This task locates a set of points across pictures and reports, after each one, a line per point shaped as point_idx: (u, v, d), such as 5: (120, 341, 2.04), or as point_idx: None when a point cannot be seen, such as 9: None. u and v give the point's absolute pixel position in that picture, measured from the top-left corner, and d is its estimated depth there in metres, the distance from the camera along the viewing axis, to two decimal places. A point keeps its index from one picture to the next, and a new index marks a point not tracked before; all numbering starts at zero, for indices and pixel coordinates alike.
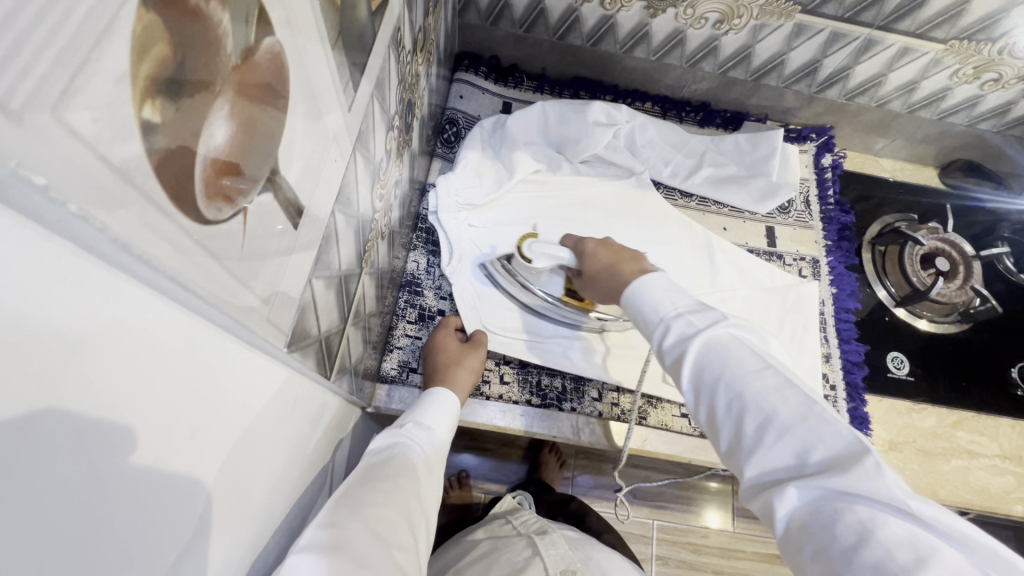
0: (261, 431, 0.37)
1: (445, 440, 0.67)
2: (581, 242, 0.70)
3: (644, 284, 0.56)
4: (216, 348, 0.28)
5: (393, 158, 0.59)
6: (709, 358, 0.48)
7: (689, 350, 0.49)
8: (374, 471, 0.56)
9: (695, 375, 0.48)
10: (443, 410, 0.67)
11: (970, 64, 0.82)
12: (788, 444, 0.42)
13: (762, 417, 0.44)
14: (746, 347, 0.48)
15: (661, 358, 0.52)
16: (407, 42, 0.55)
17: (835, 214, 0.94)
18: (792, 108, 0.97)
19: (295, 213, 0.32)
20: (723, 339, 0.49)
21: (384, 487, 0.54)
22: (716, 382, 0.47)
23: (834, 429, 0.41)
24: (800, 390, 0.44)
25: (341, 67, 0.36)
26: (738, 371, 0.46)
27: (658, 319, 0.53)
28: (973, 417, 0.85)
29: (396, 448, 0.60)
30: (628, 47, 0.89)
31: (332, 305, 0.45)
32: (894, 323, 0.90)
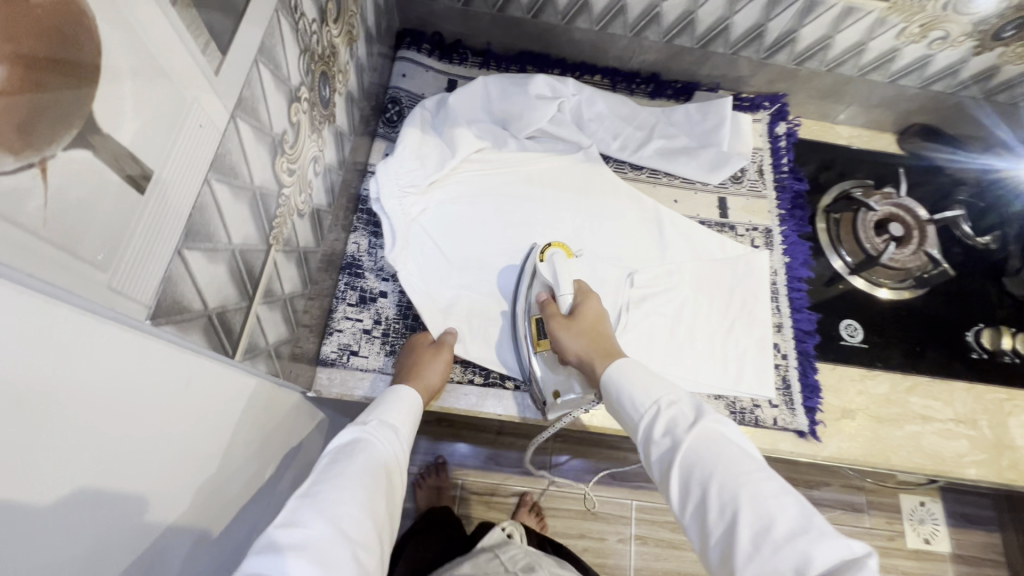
0: (133, 412, 0.35)
1: (410, 434, 0.64)
2: (586, 292, 0.73)
3: (622, 372, 0.61)
4: (32, 313, 0.26)
5: (307, 134, 0.58)
6: (698, 452, 0.50)
7: (680, 443, 0.52)
8: (337, 471, 0.53)
9: (684, 473, 0.51)
10: (407, 408, 0.65)
11: (916, 22, 0.80)
12: (785, 555, 0.42)
13: (757, 524, 0.44)
14: (737, 448, 0.50)
15: (648, 448, 0.55)
16: (310, 10, 0.53)
17: (789, 182, 0.93)
18: (743, 76, 0.95)
19: (138, 174, 0.31)
20: (712, 434, 0.51)
21: (347, 487, 0.52)
22: (707, 482, 0.48)
23: (832, 540, 0.41)
24: (798, 502, 0.45)
25: (191, 24, 0.34)
26: (729, 473, 0.48)
27: (650, 403, 0.57)
28: (928, 382, 0.85)
29: (363, 447, 0.57)
30: (570, 18, 0.87)
31: (224, 280, 0.44)
32: (849, 292, 0.89)
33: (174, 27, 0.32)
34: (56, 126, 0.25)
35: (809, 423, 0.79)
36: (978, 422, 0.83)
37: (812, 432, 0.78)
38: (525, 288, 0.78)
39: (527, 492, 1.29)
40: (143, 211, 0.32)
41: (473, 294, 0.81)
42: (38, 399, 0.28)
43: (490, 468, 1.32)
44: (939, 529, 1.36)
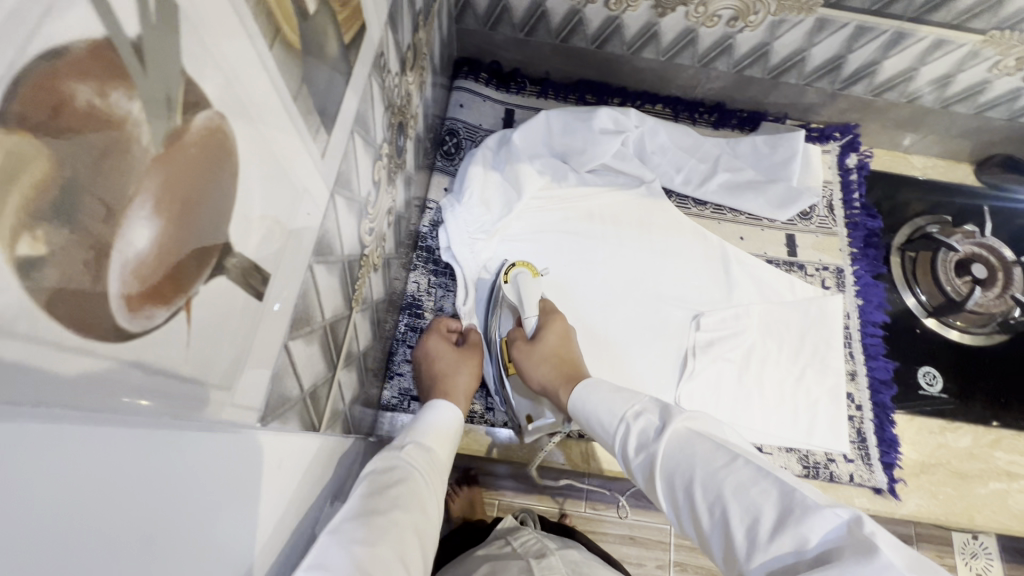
0: (254, 517, 0.33)
1: (444, 461, 0.57)
2: (549, 312, 0.72)
3: (591, 391, 0.59)
4: (177, 446, 0.24)
5: (384, 187, 0.56)
6: (673, 459, 0.47)
7: (653, 453, 0.48)
8: (369, 500, 0.45)
9: (666, 479, 0.47)
10: (440, 433, 0.59)
11: (1013, 55, 0.75)
12: (781, 542, 0.37)
13: (746, 516, 0.39)
14: (709, 439, 0.46)
15: (631, 468, 0.52)
16: (394, 63, 0.51)
17: (862, 220, 0.88)
18: (814, 106, 0.91)
19: (260, 281, 0.30)
20: (683, 435, 0.48)
21: (378, 520, 0.43)
22: (689, 487, 0.44)
23: (823, 514, 0.36)
24: (778, 478, 0.40)
25: (308, 115, 0.33)
26: (705, 470, 0.44)
27: (618, 420, 0.54)
28: (1012, 436, 0.80)
29: (397, 470, 0.50)
30: (636, 48, 0.84)
31: (316, 358, 0.43)
32: (927, 336, 0.84)
33: (295, 123, 0.31)
34: (200, 260, 0.23)
35: (887, 480, 0.75)
36: None
37: (890, 490, 0.75)
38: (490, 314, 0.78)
39: (565, 514, 1.24)
40: (259, 318, 0.31)
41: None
42: (188, 533, 0.25)
43: (528, 490, 1.26)
44: (993, 564, 1.28)
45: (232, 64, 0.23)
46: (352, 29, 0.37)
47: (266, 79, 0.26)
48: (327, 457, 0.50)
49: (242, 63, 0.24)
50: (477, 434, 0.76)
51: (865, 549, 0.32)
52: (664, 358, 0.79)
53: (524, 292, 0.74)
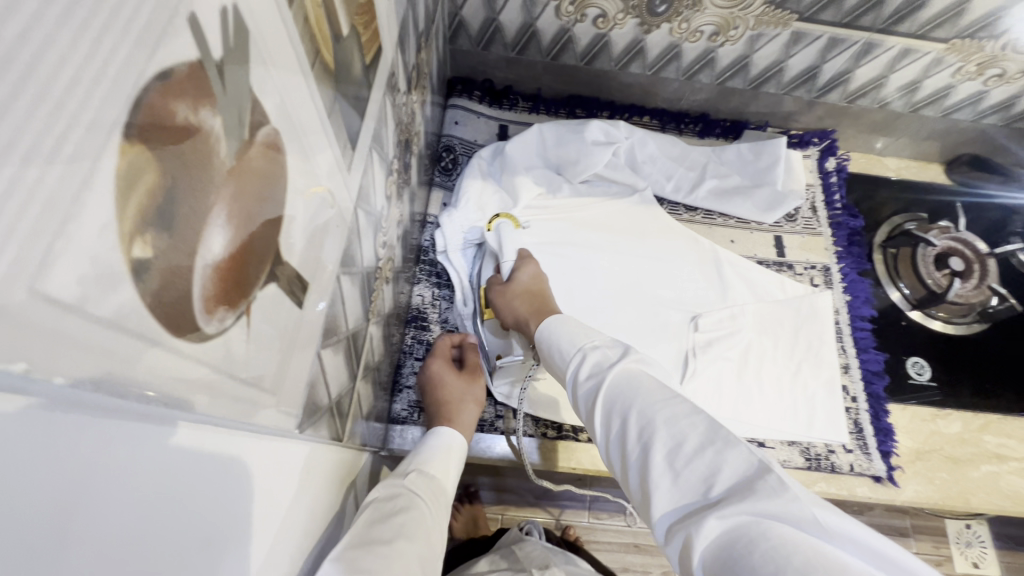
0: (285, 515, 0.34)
1: (448, 490, 0.58)
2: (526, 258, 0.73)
3: (555, 322, 0.62)
4: (234, 446, 0.25)
5: (393, 201, 0.58)
6: (619, 388, 0.50)
7: (602, 379, 0.51)
8: (374, 530, 0.45)
9: (607, 404, 0.50)
10: (445, 457, 0.60)
11: (973, 61, 0.81)
12: (697, 467, 0.40)
13: (670, 441, 0.43)
14: (656, 380, 0.50)
15: (576, 393, 0.54)
16: (402, 83, 0.53)
17: (844, 220, 0.93)
18: (792, 114, 0.96)
19: (300, 288, 0.31)
20: (634, 372, 0.51)
21: (386, 551, 0.43)
22: (627, 411, 0.47)
23: (739, 453, 0.40)
24: (707, 418, 0.44)
25: (338, 132, 0.34)
26: (647, 400, 0.47)
27: (577, 349, 0.56)
28: (999, 419, 0.83)
29: (399, 497, 0.51)
30: (623, 63, 0.87)
31: (342, 368, 0.44)
32: (913, 328, 0.88)
33: (329, 138, 0.32)
34: (258, 267, 0.25)
35: (886, 468, 0.78)
36: None
37: (889, 477, 0.77)
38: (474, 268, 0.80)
39: (567, 525, 1.24)
40: (300, 326, 0.32)
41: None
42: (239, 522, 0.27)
43: (531, 503, 1.25)
44: (988, 552, 1.31)
45: (286, 84, 0.25)
46: (371, 51, 0.39)
47: (308, 95, 0.28)
48: (345, 467, 0.50)
49: (291, 82, 0.26)
50: (488, 444, 0.76)
51: (768, 482, 0.37)
52: (668, 357, 0.81)
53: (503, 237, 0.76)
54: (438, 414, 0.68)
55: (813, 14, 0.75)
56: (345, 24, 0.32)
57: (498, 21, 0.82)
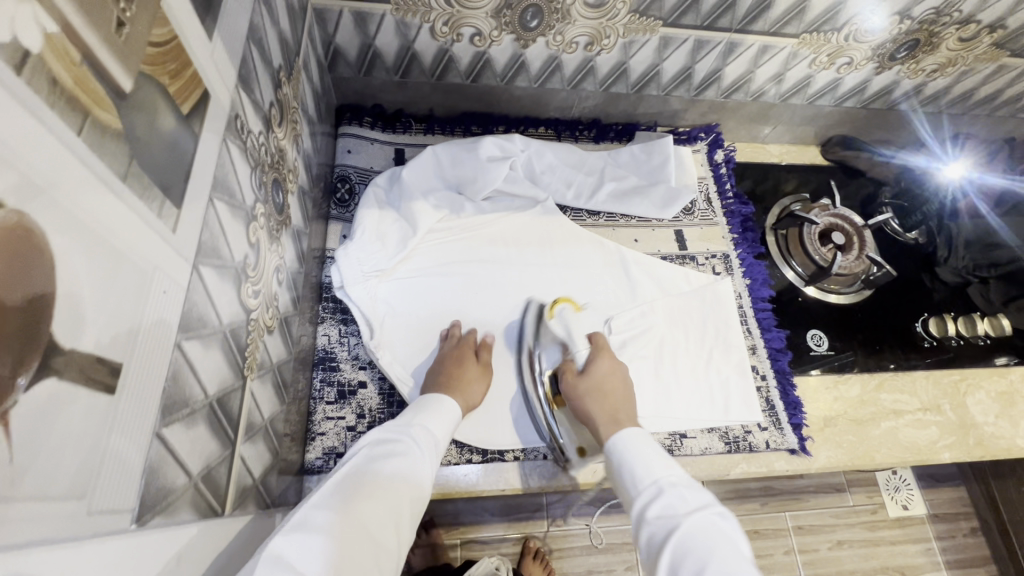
0: None
1: (443, 440, 0.64)
2: (597, 355, 0.77)
3: (636, 441, 0.65)
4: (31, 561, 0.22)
5: (267, 245, 0.55)
6: (693, 537, 0.53)
7: (675, 526, 0.55)
8: (377, 464, 0.54)
9: (675, 552, 0.53)
10: (444, 416, 0.66)
11: (824, 52, 0.87)
12: None
13: None
14: (731, 542, 0.52)
15: (643, 531, 0.58)
16: (255, 123, 0.50)
17: (736, 207, 0.98)
18: (678, 112, 1.00)
19: (108, 373, 0.28)
20: (708, 525, 0.54)
21: (380, 478, 0.52)
22: (699, 568, 0.50)
23: None
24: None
25: (145, 194, 0.31)
26: (721, 567, 0.50)
27: (652, 484, 0.60)
28: (892, 377, 0.90)
29: (402, 445, 0.58)
30: (509, 79, 0.88)
31: (205, 439, 0.40)
32: (807, 303, 0.94)
33: (128, 203, 0.30)
34: (14, 370, 0.22)
35: (798, 439, 0.81)
36: (942, 406, 0.88)
37: (802, 448, 0.81)
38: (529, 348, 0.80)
39: (527, 537, 1.21)
40: (113, 415, 0.29)
41: (419, 324, 0.80)
42: None
43: (487, 522, 1.22)
44: (914, 494, 1.40)
45: (31, 163, 0.22)
46: (189, 98, 0.36)
47: (77, 165, 0.25)
48: (242, 537, 0.47)
49: (38, 157, 0.23)
50: None
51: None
52: None
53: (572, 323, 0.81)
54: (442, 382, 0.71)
55: (675, 19, 0.78)
56: (130, 79, 0.29)
57: (374, 46, 0.79)
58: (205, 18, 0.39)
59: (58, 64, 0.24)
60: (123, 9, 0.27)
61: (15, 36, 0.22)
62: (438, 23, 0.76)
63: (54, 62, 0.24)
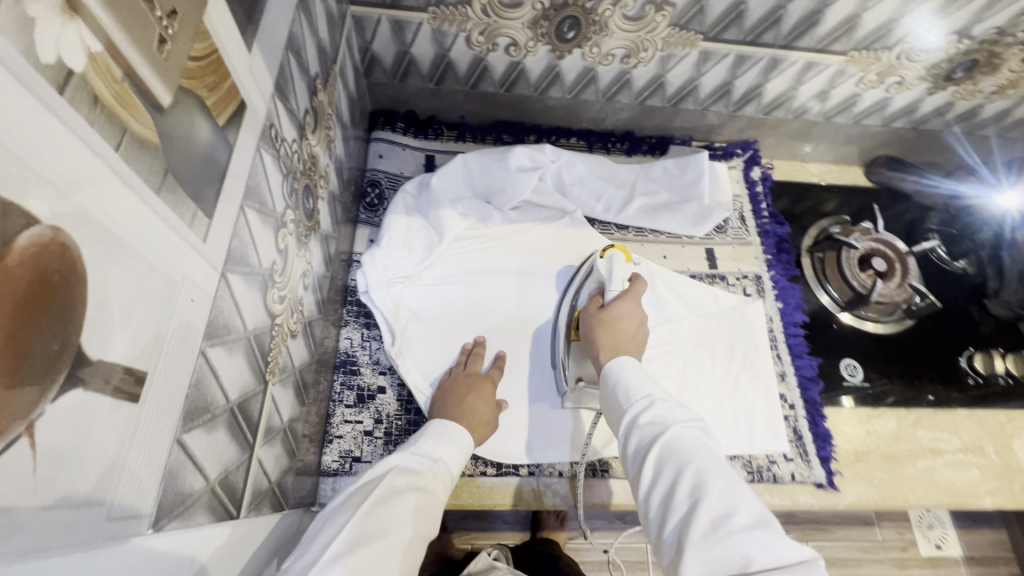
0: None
1: (456, 471, 0.62)
2: (632, 292, 0.74)
3: (625, 371, 0.62)
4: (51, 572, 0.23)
5: (295, 250, 0.55)
6: (678, 442, 0.51)
7: (663, 431, 0.52)
8: (396, 496, 0.53)
9: (660, 455, 0.51)
10: (458, 444, 0.64)
11: (873, 70, 0.83)
12: (740, 541, 0.42)
13: (718, 513, 0.44)
14: (713, 449, 0.51)
15: (629, 438, 0.55)
16: (289, 130, 0.51)
17: (771, 227, 0.95)
18: (714, 127, 0.97)
19: (132, 383, 0.28)
20: (693, 434, 0.52)
21: (401, 517, 0.51)
22: (680, 468, 0.49)
23: (785, 542, 0.42)
24: (756, 500, 0.46)
25: (177, 203, 0.32)
26: (706, 463, 0.48)
27: (644, 397, 0.57)
28: (931, 413, 0.85)
29: (422, 474, 0.58)
30: (542, 89, 0.87)
31: (224, 443, 0.41)
32: (842, 330, 0.90)
33: (159, 214, 0.30)
34: (40, 384, 0.22)
35: (825, 474, 0.78)
36: (984, 449, 0.84)
37: (829, 482, 0.78)
38: (572, 294, 0.81)
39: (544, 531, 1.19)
40: (135, 425, 0.29)
41: (441, 332, 0.80)
42: None
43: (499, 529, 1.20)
44: (949, 533, 1.33)
45: (66, 177, 0.23)
46: (225, 109, 0.37)
47: (112, 178, 0.26)
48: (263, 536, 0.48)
49: (75, 172, 0.23)
50: None
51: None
52: None
53: (615, 271, 0.76)
54: (447, 408, 0.69)
55: (717, 34, 0.76)
56: (169, 92, 0.30)
57: (410, 54, 0.80)
58: (246, 30, 0.40)
59: (100, 80, 0.24)
60: (165, 26, 0.28)
61: (60, 56, 0.22)
62: (475, 32, 0.76)
63: (96, 79, 0.24)
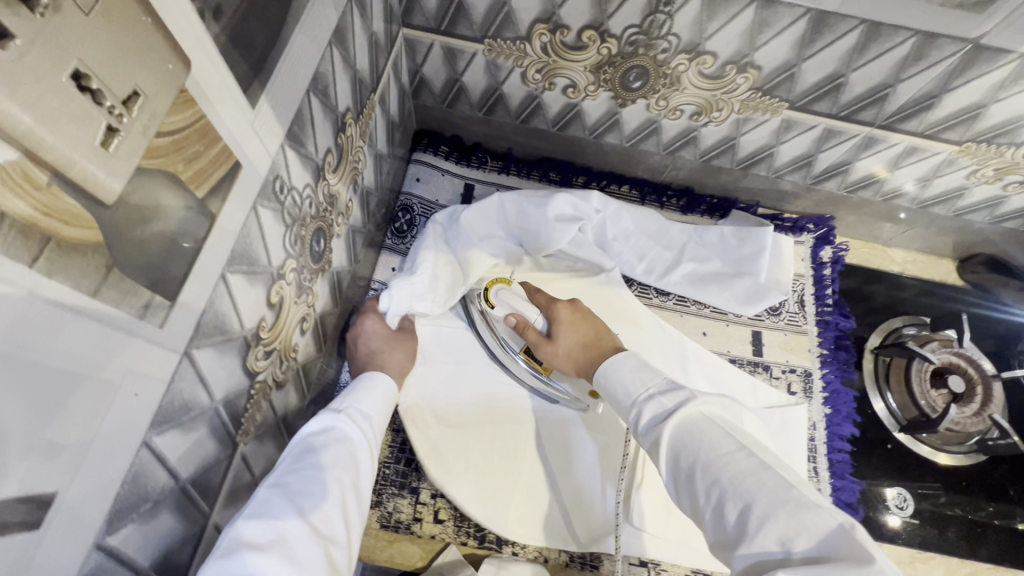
0: None
1: (379, 425, 0.58)
2: (552, 306, 0.70)
3: (615, 364, 0.58)
4: None
5: (296, 297, 0.52)
6: (679, 441, 0.47)
7: (662, 431, 0.49)
8: (311, 454, 0.48)
9: (671, 460, 0.47)
10: (377, 397, 0.60)
11: (990, 165, 0.71)
12: (770, 530, 0.39)
13: (739, 501, 0.41)
14: (720, 428, 0.47)
15: (641, 440, 0.52)
16: (304, 176, 0.48)
17: (834, 319, 0.84)
18: (787, 197, 0.87)
19: (31, 509, 0.25)
20: (693, 419, 0.48)
21: (316, 472, 0.47)
22: (689, 467, 0.45)
23: (815, 514, 0.39)
24: (777, 475, 0.42)
25: (125, 298, 0.28)
26: (709, 453, 0.45)
27: (632, 401, 0.54)
28: (990, 571, 0.73)
29: (335, 429, 0.52)
30: (598, 134, 0.80)
31: (167, 525, 0.38)
32: (899, 452, 0.79)
33: (97, 318, 0.26)
34: None
35: None
36: None
37: None
38: (496, 339, 0.74)
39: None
40: (31, 551, 0.26)
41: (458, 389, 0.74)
42: None
43: None
44: None
45: None
46: (209, 179, 0.33)
47: (20, 298, 0.22)
48: None
49: None
50: (402, 548, 0.68)
51: (856, 555, 0.35)
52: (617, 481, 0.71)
53: (513, 301, 0.71)
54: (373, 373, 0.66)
55: (806, 104, 0.66)
56: (122, 185, 0.26)
57: (461, 82, 0.75)
58: (250, 85, 0.36)
59: (9, 193, 0.20)
60: (118, 115, 0.24)
61: None
62: (532, 69, 0.70)
63: (3, 193, 0.20)
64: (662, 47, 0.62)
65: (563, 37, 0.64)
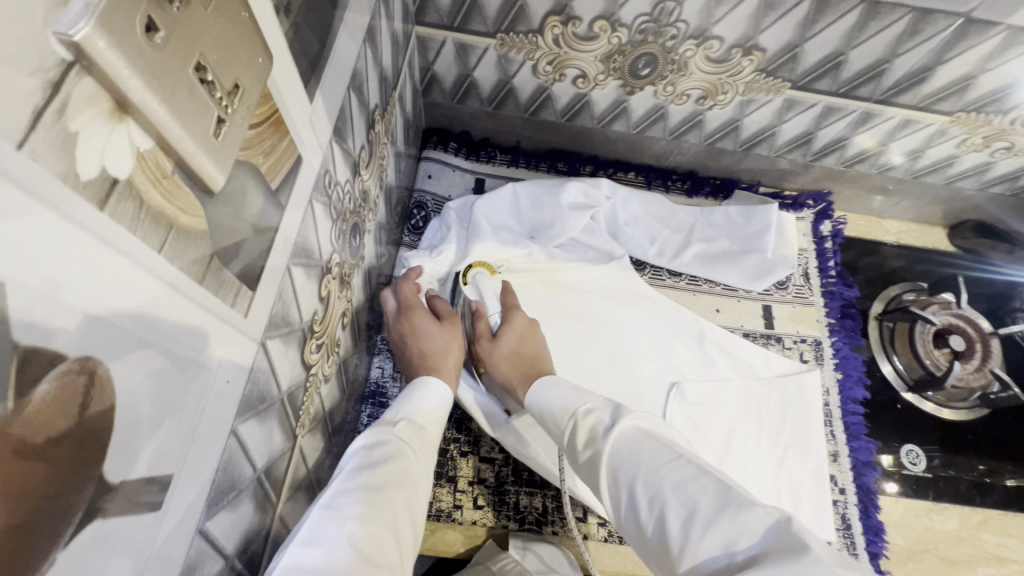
0: None
1: (434, 440, 0.52)
2: (510, 310, 0.70)
3: (552, 381, 0.56)
4: None
5: (338, 290, 0.53)
6: (620, 454, 0.45)
7: (602, 447, 0.46)
8: (366, 472, 0.42)
9: (612, 475, 0.45)
10: (430, 405, 0.55)
11: (980, 133, 0.75)
12: (712, 534, 0.36)
13: (681, 510, 0.38)
14: (656, 442, 0.45)
15: (580, 464, 0.49)
16: (344, 171, 0.49)
17: (838, 289, 0.88)
18: (787, 175, 0.91)
19: (156, 490, 0.26)
20: (631, 433, 0.46)
21: (370, 493, 0.41)
22: (630, 480, 0.42)
23: (754, 512, 0.36)
24: (716, 480, 0.40)
25: (221, 287, 0.29)
26: (649, 464, 0.42)
27: (569, 417, 0.51)
28: (1000, 516, 0.78)
29: (388, 441, 0.47)
30: (606, 122, 0.82)
31: (246, 513, 0.39)
32: (908, 412, 0.82)
33: (203, 306, 0.27)
34: (54, 534, 0.20)
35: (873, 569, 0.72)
36: None
37: None
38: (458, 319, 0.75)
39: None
40: (156, 533, 0.27)
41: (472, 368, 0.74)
42: None
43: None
44: None
45: (103, 295, 0.20)
46: (280, 171, 0.34)
47: (152, 284, 0.23)
48: None
49: (106, 285, 0.20)
50: (444, 535, 0.69)
51: (789, 548, 0.33)
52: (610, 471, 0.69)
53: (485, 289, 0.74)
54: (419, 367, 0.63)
55: (807, 83, 0.69)
56: (225, 173, 0.27)
57: (472, 77, 0.76)
58: (309, 81, 0.37)
59: (146, 181, 0.22)
60: (225, 106, 0.25)
61: (104, 166, 0.19)
62: (543, 61, 0.72)
63: (143, 182, 0.21)
64: (671, 34, 0.65)
65: (575, 29, 0.66)
